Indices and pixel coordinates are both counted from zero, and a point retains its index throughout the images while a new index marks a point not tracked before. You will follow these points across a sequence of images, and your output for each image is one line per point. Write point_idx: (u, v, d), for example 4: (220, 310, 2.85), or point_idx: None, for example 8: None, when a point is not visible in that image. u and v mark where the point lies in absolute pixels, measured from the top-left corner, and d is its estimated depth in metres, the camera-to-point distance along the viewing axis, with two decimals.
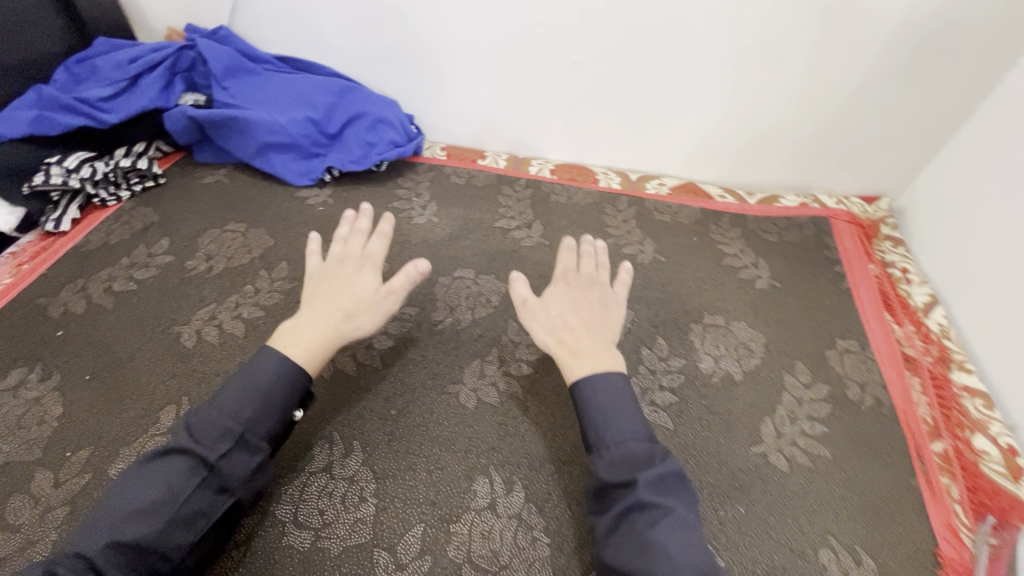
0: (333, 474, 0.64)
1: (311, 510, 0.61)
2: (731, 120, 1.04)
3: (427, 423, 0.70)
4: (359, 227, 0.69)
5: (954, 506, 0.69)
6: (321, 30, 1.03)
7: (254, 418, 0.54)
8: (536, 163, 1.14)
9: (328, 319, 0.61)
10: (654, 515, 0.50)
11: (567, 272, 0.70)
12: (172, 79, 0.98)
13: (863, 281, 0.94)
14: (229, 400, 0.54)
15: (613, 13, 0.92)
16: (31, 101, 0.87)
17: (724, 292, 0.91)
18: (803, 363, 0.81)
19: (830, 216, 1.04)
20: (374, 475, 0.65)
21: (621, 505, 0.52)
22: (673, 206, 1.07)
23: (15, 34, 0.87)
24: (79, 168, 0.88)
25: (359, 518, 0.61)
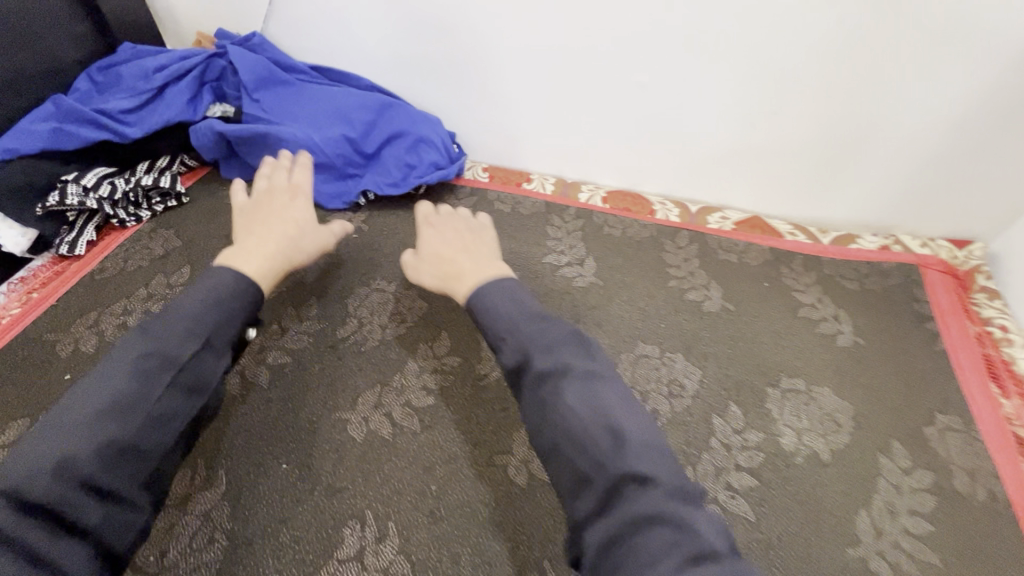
0: (365, 565, 0.56)
1: None
2: (808, 152, 0.94)
3: (471, 502, 0.61)
4: (282, 165, 0.76)
5: None
6: (361, 40, 0.95)
7: (217, 325, 0.57)
8: (587, 189, 1.05)
9: (276, 249, 0.66)
10: (564, 381, 0.51)
11: (428, 216, 0.74)
12: (200, 90, 0.90)
13: (962, 342, 0.83)
14: (187, 307, 0.56)
15: (683, 31, 0.83)
16: (49, 113, 0.80)
17: (803, 349, 0.80)
18: (901, 443, 0.70)
19: (920, 263, 0.92)
20: (411, 568, 0.56)
21: (545, 384, 0.51)
22: (740, 244, 0.96)
23: (34, 41, 0.80)
24: (97, 187, 0.80)
25: None
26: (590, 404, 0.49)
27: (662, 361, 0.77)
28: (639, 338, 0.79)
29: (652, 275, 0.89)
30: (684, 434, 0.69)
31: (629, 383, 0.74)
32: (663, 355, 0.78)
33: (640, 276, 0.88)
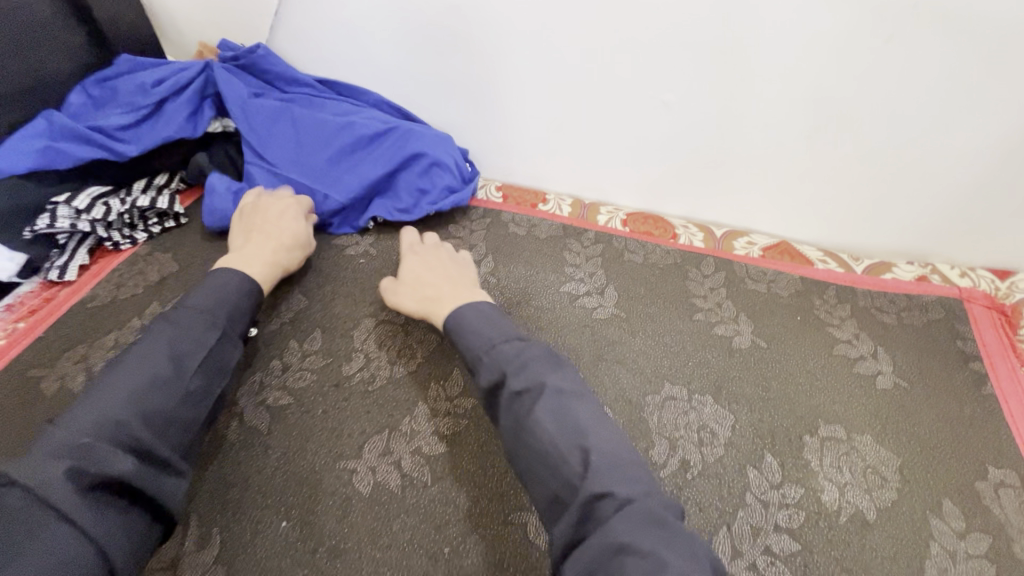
0: None
1: None
2: (841, 177, 0.88)
3: (487, 566, 0.56)
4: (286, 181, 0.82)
5: None
6: (371, 54, 0.91)
7: (232, 314, 0.63)
8: (606, 210, 0.99)
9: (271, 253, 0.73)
10: (532, 396, 0.53)
11: (412, 245, 0.78)
12: (201, 105, 0.85)
13: (1011, 385, 0.77)
14: (200, 299, 0.62)
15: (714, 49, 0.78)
16: (40, 128, 0.76)
17: (840, 391, 0.75)
18: (953, 501, 0.65)
19: (963, 297, 0.86)
20: None
21: (513, 400, 0.54)
22: (769, 273, 0.91)
23: (26, 52, 0.75)
24: (90, 209, 0.76)
25: None
26: (560, 419, 0.51)
27: (690, 404, 0.72)
28: (665, 377, 0.74)
29: (677, 306, 0.84)
30: (717, 488, 0.64)
31: (656, 429, 0.69)
32: (692, 397, 0.72)
33: (665, 307, 0.83)
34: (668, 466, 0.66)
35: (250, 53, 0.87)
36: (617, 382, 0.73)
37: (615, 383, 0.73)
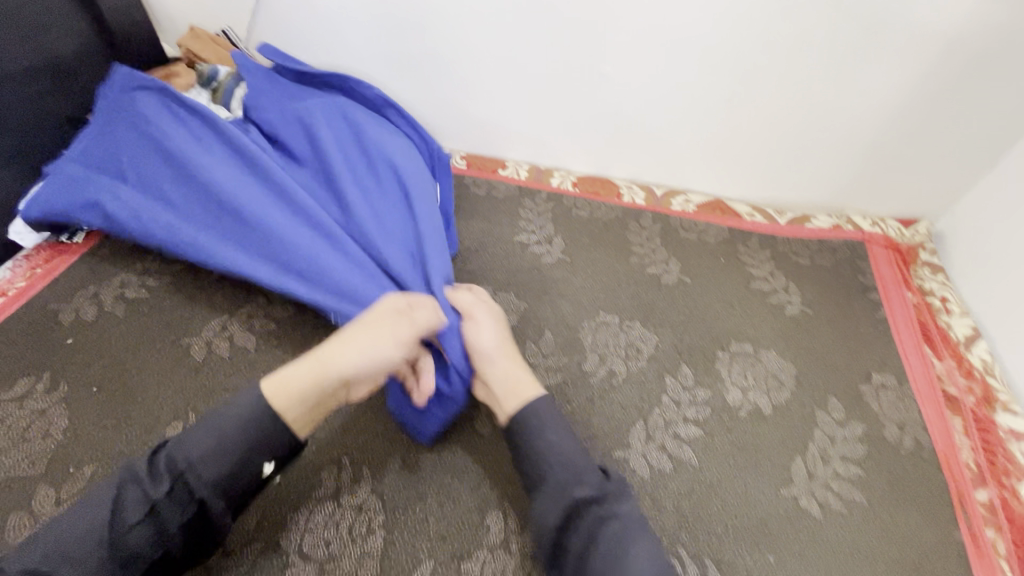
0: (340, 502, 0.62)
1: (316, 540, 0.59)
2: (762, 138, 0.98)
3: (439, 448, 0.67)
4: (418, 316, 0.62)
5: (1002, 562, 0.64)
6: (342, 33, 1.01)
7: (203, 458, 0.50)
8: (558, 174, 1.10)
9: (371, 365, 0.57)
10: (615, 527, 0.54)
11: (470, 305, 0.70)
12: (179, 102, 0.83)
13: (900, 309, 0.90)
14: (196, 447, 0.50)
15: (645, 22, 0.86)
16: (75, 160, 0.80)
17: (754, 318, 0.87)
18: (837, 399, 0.77)
19: (865, 239, 1.00)
20: (382, 505, 0.62)
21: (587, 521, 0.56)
22: (701, 224, 1.02)
23: (37, 35, 0.86)
24: None
25: (366, 552, 0.59)
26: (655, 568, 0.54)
27: (621, 328, 0.83)
28: (600, 307, 0.86)
29: (616, 252, 0.95)
30: (639, 391, 0.75)
31: (590, 347, 0.81)
32: (623, 324, 0.84)
33: (605, 253, 0.95)
34: (598, 375, 0.77)
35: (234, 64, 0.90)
36: (558, 312, 0.85)
37: (558, 313, 0.85)
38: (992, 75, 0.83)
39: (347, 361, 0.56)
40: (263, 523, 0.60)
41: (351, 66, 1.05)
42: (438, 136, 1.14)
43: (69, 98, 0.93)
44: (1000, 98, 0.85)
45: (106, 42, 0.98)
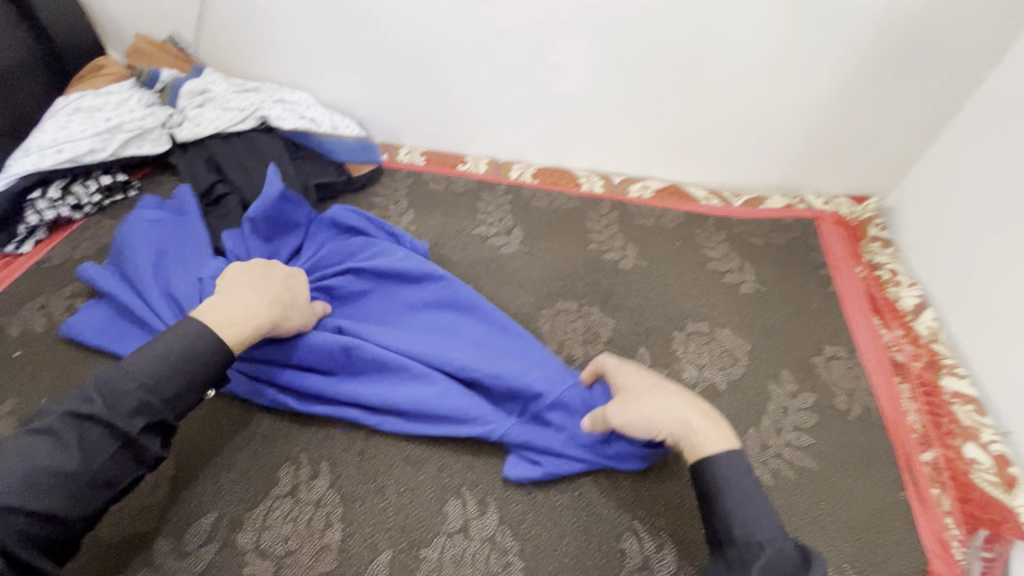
0: (299, 498, 0.62)
1: (274, 537, 0.59)
2: (713, 123, 0.99)
3: (397, 440, 0.68)
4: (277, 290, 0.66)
5: (946, 518, 0.67)
6: (290, 33, 1.00)
7: (64, 465, 0.49)
8: (517, 167, 1.11)
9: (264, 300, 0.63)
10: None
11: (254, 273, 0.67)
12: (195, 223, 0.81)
13: (850, 283, 0.93)
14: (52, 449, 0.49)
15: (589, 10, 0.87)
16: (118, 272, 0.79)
17: (709, 298, 0.88)
18: (789, 371, 0.79)
19: (816, 217, 1.03)
20: (341, 498, 0.63)
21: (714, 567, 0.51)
22: (658, 209, 1.03)
23: None
24: (64, 196, 0.89)
25: (324, 545, 0.59)
26: None
27: (578, 315, 0.84)
28: (559, 295, 0.87)
29: (575, 242, 0.96)
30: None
31: (548, 334, 0.82)
32: (582, 310, 0.85)
33: (563, 242, 0.96)
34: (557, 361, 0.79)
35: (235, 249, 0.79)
36: (517, 302, 0.86)
37: (517, 303, 0.86)
38: (927, 51, 0.85)
39: (236, 301, 0.61)
40: (220, 522, 0.60)
41: (304, 67, 1.05)
42: (397, 135, 1.14)
43: (13, 109, 0.92)
44: (935, 74, 0.87)
45: (48, 53, 0.97)
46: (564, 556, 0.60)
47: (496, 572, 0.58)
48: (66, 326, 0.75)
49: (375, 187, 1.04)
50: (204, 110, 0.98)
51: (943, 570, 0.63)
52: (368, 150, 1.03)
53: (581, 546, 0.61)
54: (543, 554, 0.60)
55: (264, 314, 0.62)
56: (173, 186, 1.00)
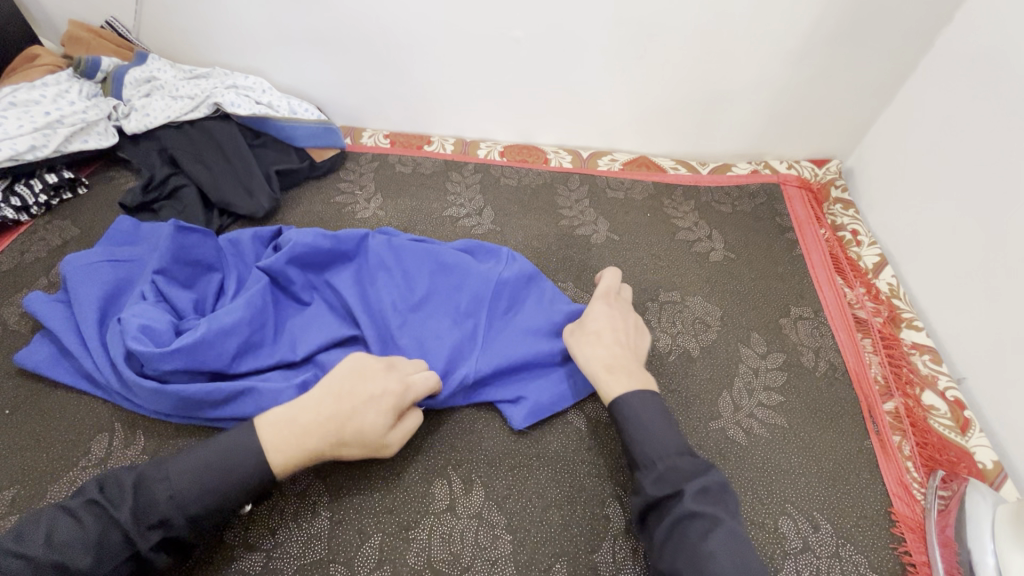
0: (284, 491, 0.62)
1: (261, 531, 0.59)
2: (678, 92, 0.99)
3: None
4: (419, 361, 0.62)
5: (906, 462, 0.71)
6: (236, 14, 0.95)
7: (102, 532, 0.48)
8: (484, 145, 1.09)
9: (327, 428, 0.55)
10: (705, 526, 0.51)
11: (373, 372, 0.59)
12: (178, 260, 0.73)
13: (814, 245, 0.95)
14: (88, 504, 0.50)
15: None
16: (61, 303, 0.71)
17: (680, 267, 0.90)
18: (759, 335, 0.82)
19: (780, 181, 1.05)
20: (327, 487, 0.63)
21: (669, 516, 0.53)
22: (626, 181, 1.04)
23: None
24: (7, 197, 0.84)
25: (313, 534, 0.59)
26: (731, 552, 0.49)
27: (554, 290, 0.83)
28: None
29: (547, 219, 0.96)
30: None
31: None
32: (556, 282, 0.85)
33: (535, 219, 0.96)
34: None
35: (196, 276, 0.75)
36: None
37: None
38: (882, 12, 0.86)
39: (297, 426, 0.55)
40: None
41: (254, 49, 1.01)
42: (359, 118, 1.11)
43: None
44: (887, 34, 0.88)
45: None
46: (550, 526, 0.61)
47: (485, 546, 0.60)
48: (15, 358, 0.70)
49: (339, 172, 1.01)
50: (151, 100, 0.94)
51: (905, 511, 0.67)
52: (330, 133, 1.00)
53: (565, 514, 0.62)
54: (529, 527, 0.61)
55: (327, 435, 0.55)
56: (125, 181, 0.95)
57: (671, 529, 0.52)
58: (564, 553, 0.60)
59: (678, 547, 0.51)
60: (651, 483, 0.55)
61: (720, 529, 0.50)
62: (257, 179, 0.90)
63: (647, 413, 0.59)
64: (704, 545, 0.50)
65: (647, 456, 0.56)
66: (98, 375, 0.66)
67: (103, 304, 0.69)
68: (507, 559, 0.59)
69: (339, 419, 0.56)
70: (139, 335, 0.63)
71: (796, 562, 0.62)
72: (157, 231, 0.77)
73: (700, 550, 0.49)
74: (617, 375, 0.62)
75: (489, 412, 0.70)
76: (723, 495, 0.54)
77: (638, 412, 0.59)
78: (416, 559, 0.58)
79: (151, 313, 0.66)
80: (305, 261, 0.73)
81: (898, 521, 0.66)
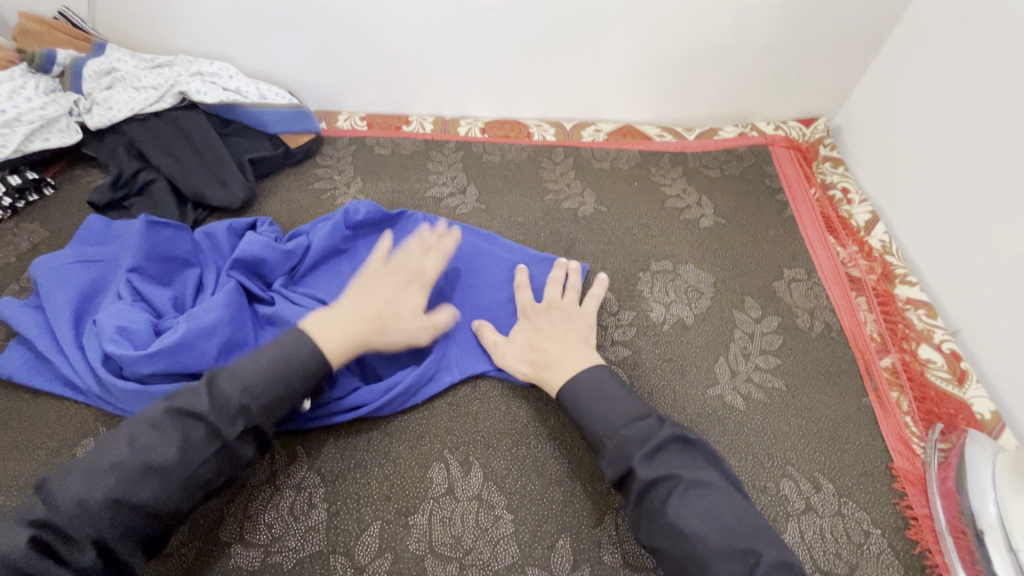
0: (278, 484, 0.61)
1: (257, 527, 0.58)
2: (660, 55, 0.96)
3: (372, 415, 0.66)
4: (427, 241, 0.70)
5: (905, 417, 0.71)
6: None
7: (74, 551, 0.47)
8: (465, 122, 1.06)
9: (362, 315, 0.61)
10: (665, 490, 0.52)
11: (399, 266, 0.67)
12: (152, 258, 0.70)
13: (805, 206, 0.94)
14: None
15: None
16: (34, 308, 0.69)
17: (670, 235, 0.88)
18: (753, 299, 0.81)
19: (768, 142, 1.02)
20: (322, 479, 0.62)
21: (634, 490, 0.54)
22: (612, 151, 1.01)
23: None
24: None
25: (310, 527, 0.58)
26: (703, 516, 0.50)
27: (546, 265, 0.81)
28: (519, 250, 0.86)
29: (535, 194, 0.93)
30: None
31: None
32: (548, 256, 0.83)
33: (520, 194, 0.94)
34: None
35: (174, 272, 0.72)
36: None
37: None
38: None
39: (338, 316, 0.60)
40: (198, 522, 0.58)
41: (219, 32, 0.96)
42: (333, 102, 1.08)
43: None
44: None
45: None
46: (551, 504, 0.61)
47: (487, 528, 0.59)
48: None
49: (316, 157, 0.98)
50: (113, 92, 0.90)
51: (906, 466, 0.67)
52: (303, 117, 0.97)
53: (566, 491, 0.62)
54: (530, 505, 0.61)
55: (368, 324, 0.61)
56: (93, 180, 0.92)
57: (639, 501, 0.53)
58: (567, 529, 0.59)
59: (651, 516, 0.52)
60: (607, 464, 0.56)
61: (681, 489, 0.51)
62: (231, 169, 0.87)
63: (589, 395, 0.59)
64: (667, 510, 0.51)
65: (599, 431, 0.57)
66: (77, 380, 0.64)
67: (77, 307, 0.67)
68: (510, 538, 0.58)
69: (373, 305, 0.62)
70: (114, 338, 0.61)
71: (799, 523, 0.62)
72: (128, 230, 0.74)
73: (667, 517, 0.51)
74: (554, 364, 0.64)
75: (484, 392, 0.68)
76: (680, 450, 0.55)
77: (580, 398, 0.59)
78: (417, 545, 0.58)
79: (127, 313, 0.64)
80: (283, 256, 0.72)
81: (899, 476, 0.66)
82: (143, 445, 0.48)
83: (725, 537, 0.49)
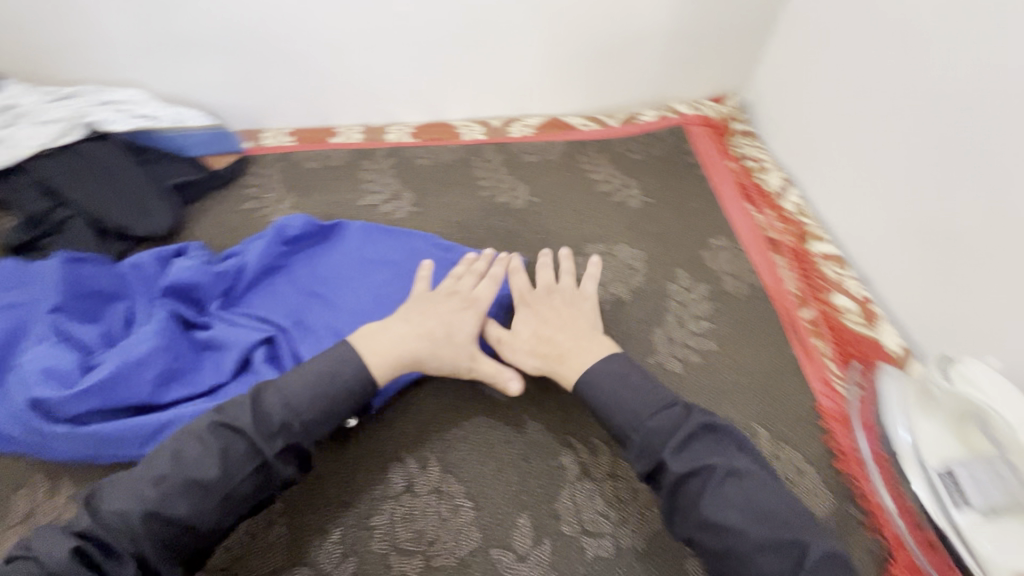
0: None
1: (214, 553, 0.58)
2: (574, 46, 1.01)
3: None
4: (474, 268, 0.70)
5: (825, 361, 0.77)
6: (96, 21, 0.89)
7: None
8: (393, 128, 1.07)
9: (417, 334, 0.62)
10: (704, 479, 0.53)
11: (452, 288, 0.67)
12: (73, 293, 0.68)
13: (724, 178, 0.99)
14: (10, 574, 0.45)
15: None
16: None
17: (602, 218, 0.92)
18: (683, 269, 0.85)
19: (684, 122, 1.08)
20: (274, 495, 0.61)
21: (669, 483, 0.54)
22: (540, 143, 1.04)
23: None
24: None
25: (271, 543, 0.59)
26: (742, 507, 0.51)
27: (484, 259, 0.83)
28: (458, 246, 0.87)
29: (468, 194, 0.95)
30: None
31: None
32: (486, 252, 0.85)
33: (454, 192, 0.95)
34: None
35: (98, 304, 0.70)
36: None
37: None
38: None
39: (390, 333, 0.61)
40: None
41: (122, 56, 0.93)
42: (256, 120, 1.06)
43: None
44: None
45: None
46: (509, 486, 0.63)
47: (448, 518, 0.60)
48: None
49: (242, 178, 0.97)
50: (15, 128, 0.85)
51: (831, 405, 0.72)
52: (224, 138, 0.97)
53: (522, 471, 0.64)
54: (489, 489, 0.62)
55: (421, 337, 0.62)
56: None
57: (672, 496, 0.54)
58: (527, 506, 0.62)
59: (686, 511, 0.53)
60: (636, 461, 0.56)
61: (714, 481, 0.53)
62: (154, 196, 0.85)
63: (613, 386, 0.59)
64: (702, 500, 0.52)
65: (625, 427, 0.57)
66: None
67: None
68: (472, 523, 0.60)
69: (429, 321, 0.63)
70: (38, 384, 0.59)
71: None
72: (43, 274, 0.69)
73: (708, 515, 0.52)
74: (568, 356, 0.63)
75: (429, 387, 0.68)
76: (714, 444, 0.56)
77: (603, 390, 0.59)
78: (381, 545, 0.59)
79: (49, 355, 0.61)
80: (219, 278, 0.72)
81: (825, 415, 0.71)
82: (111, 507, 0.48)
83: (765, 528, 0.50)
